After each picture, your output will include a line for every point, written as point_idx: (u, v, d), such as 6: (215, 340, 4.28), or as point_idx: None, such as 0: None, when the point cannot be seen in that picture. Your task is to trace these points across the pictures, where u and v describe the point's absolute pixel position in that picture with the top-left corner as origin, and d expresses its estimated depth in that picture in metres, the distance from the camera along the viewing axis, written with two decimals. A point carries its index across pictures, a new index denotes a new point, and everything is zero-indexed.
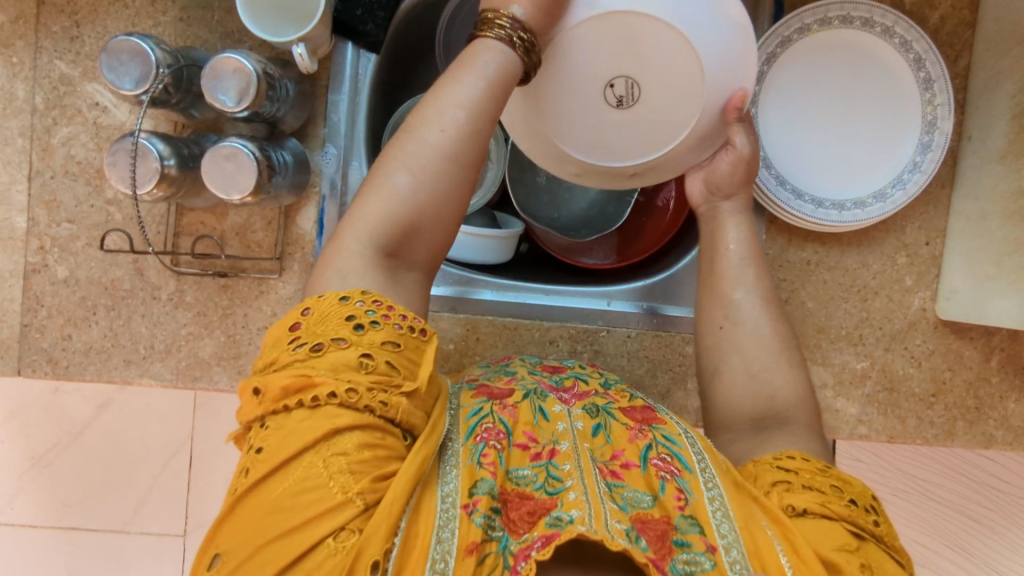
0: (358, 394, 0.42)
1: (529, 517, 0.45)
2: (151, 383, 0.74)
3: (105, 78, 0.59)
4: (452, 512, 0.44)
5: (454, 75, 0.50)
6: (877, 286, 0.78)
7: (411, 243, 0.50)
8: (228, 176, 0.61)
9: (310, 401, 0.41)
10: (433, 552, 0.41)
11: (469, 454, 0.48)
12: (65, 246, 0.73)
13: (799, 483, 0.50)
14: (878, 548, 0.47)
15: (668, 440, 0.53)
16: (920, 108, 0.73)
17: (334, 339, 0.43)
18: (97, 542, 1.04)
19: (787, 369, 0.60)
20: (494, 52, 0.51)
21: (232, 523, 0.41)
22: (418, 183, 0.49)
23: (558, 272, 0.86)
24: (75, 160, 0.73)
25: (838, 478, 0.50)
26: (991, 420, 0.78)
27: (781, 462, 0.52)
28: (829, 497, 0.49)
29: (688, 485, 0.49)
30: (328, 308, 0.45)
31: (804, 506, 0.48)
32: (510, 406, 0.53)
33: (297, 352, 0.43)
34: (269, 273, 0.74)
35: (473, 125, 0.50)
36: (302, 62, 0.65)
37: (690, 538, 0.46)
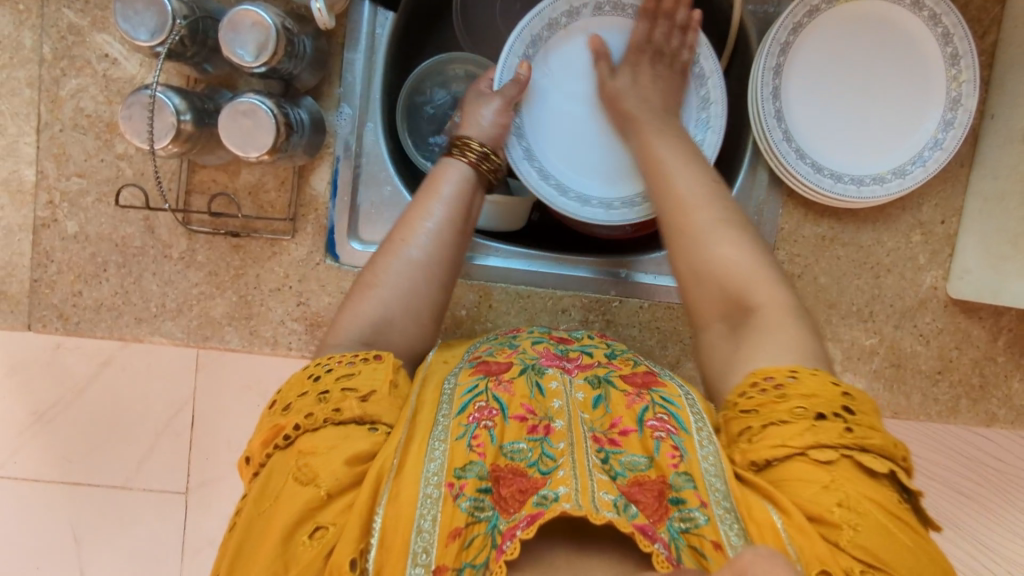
0: (313, 416, 0.48)
1: (519, 495, 0.44)
2: (162, 341, 0.74)
3: (121, 28, 0.58)
4: (436, 495, 0.45)
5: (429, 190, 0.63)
6: (890, 263, 0.78)
7: (384, 334, 0.57)
8: (246, 133, 0.60)
9: (282, 441, 0.48)
10: (415, 545, 0.42)
11: (459, 431, 0.49)
12: (74, 201, 0.72)
13: (760, 425, 0.48)
14: (851, 462, 0.46)
15: (666, 401, 0.53)
16: (945, 84, 0.73)
17: (298, 394, 0.50)
18: (101, 497, 1.05)
19: (765, 280, 0.56)
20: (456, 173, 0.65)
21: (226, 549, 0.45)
22: (400, 292, 0.58)
23: (571, 243, 0.86)
24: (85, 113, 0.71)
25: (799, 399, 0.47)
26: (994, 398, 0.79)
27: (743, 400, 0.50)
28: (791, 432, 0.47)
29: (683, 444, 0.49)
30: (297, 378, 0.52)
31: (771, 454, 0.47)
32: (505, 382, 0.53)
33: (271, 415, 0.51)
34: (282, 235, 0.73)
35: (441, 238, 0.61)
36: (320, 17, 0.63)
37: (684, 495, 0.46)
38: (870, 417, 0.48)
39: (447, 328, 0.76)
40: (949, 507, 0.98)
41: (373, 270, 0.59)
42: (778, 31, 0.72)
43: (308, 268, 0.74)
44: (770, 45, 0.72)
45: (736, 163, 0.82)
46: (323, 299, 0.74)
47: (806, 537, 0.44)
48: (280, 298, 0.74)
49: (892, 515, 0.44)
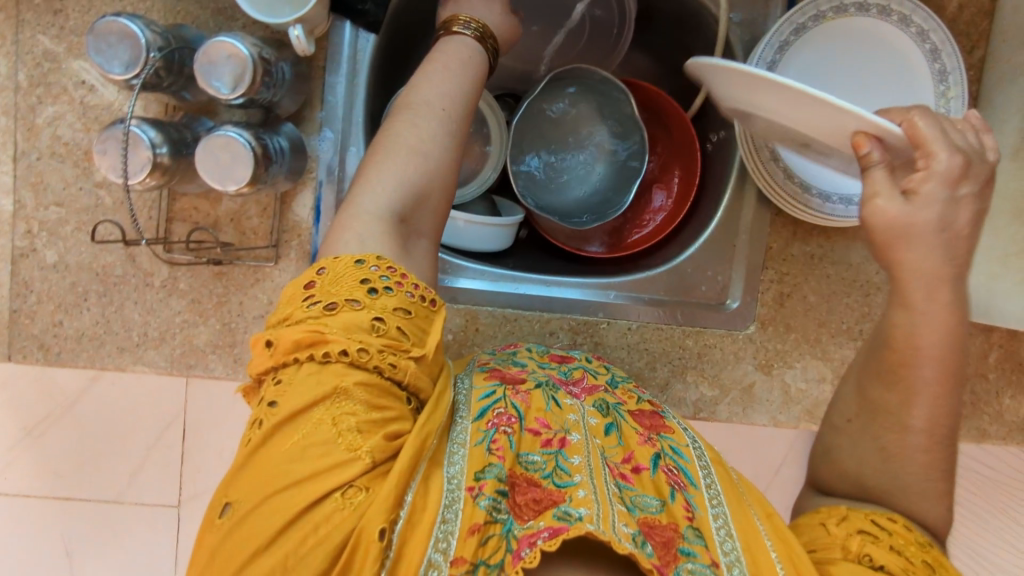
0: (368, 354, 0.42)
1: (535, 505, 0.44)
2: (145, 371, 0.73)
3: (93, 61, 0.56)
4: (457, 491, 0.44)
5: (436, 68, 0.55)
6: (880, 281, 0.77)
7: (418, 210, 0.51)
8: (223, 166, 0.59)
9: (322, 355, 0.42)
10: (437, 530, 0.42)
11: (479, 436, 0.47)
12: (53, 230, 0.71)
13: (887, 543, 0.47)
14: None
15: (675, 452, 0.53)
16: (934, 101, 0.71)
17: (348, 299, 0.43)
18: (91, 515, 1.05)
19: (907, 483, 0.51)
20: (464, 47, 0.58)
21: (244, 469, 0.41)
22: (429, 158, 0.51)
23: (558, 261, 0.85)
24: (62, 141, 0.70)
25: (934, 560, 0.47)
26: (985, 414, 0.79)
27: (877, 517, 0.49)
28: (914, 567, 0.46)
29: (694, 500, 0.49)
30: (342, 270, 0.45)
31: (884, 563, 0.46)
32: (522, 392, 0.52)
33: (311, 309, 0.44)
34: (265, 261, 0.72)
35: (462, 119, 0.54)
36: (299, 45, 0.63)
37: (696, 548, 0.46)
38: None
39: None
40: None
41: (393, 142, 0.51)
42: (764, 49, 0.72)
43: None
44: (756, 62, 0.72)
45: (721, 181, 0.81)
46: None
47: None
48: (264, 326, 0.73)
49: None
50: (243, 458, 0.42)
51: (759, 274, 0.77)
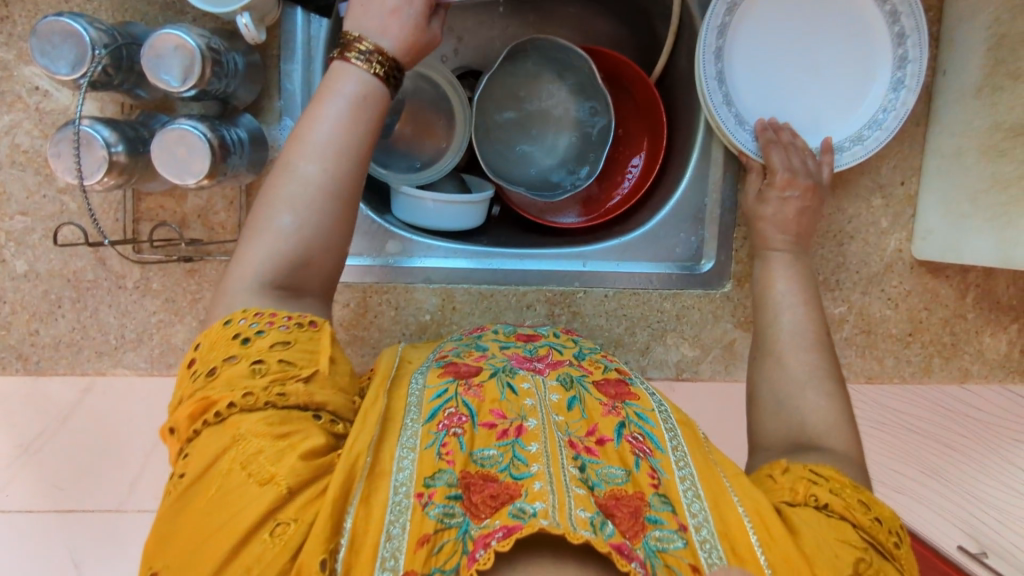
0: (254, 397, 0.44)
1: (491, 501, 0.43)
2: (126, 373, 0.73)
3: (38, 63, 0.56)
4: (405, 503, 0.44)
5: (318, 108, 0.53)
6: (853, 229, 0.77)
7: (301, 273, 0.51)
8: (180, 160, 0.59)
9: (214, 416, 0.44)
10: (383, 551, 0.41)
11: (428, 440, 0.48)
12: (21, 240, 0.71)
13: (827, 487, 0.50)
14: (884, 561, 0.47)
15: (640, 418, 0.53)
16: (891, 42, 0.70)
17: (225, 359, 0.46)
18: None
19: (818, 399, 0.57)
20: (351, 75, 0.53)
21: (168, 540, 0.42)
22: (301, 220, 0.51)
23: (532, 234, 0.85)
24: (21, 149, 0.70)
25: (869, 497, 0.50)
26: (966, 354, 0.79)
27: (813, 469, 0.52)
28: (854, 507, 0.49)
29: (660, 464, 0.50)
30: (217, 336, 0.48)
31: (827, 501, 0.49)
32: (474, 387, 0.53)
33: (195, 382, 0.46)
34: (236, 255, 0.72)
35: (342, 155, 0.52)
36: (248, 33, 0.62)
37: (663, 515, 0.45)
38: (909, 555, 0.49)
39: (412, 334, 0.75)
40: None
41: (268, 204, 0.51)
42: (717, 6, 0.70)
43: None
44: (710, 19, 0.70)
45: (688, 141, 0.81)
46: None
47: (786, 567, 0.44)
48: None
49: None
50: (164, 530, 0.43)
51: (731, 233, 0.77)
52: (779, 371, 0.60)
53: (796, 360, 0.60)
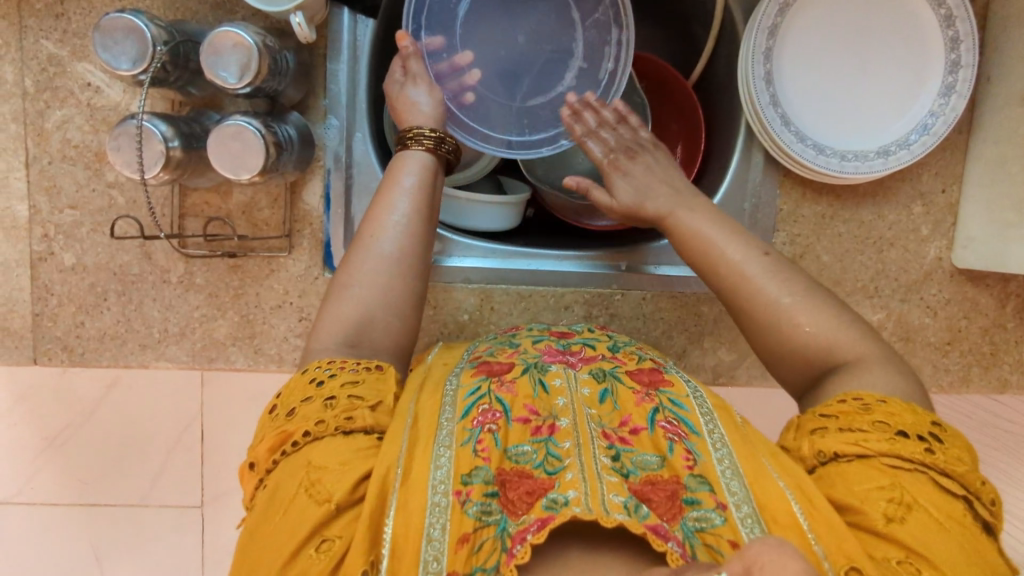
0: (324, 424, 0.47)
1: (527, 498, 0.44)
2: (168, 366, 0.74)
3: (101, 59, 0.57)
4: (444, 503, 0.44)
5: (394, 187, 0.61)
6: (892, 237, 0.77)
7: (367, 333, 0.55)
8: (234, 155, 0.60)
9: (290, 445, 0.47)
10: (426, 554, 0.42)
11: (464, 436, 0.49)
12: (70, 233, 0.72)
13: (836, 427, 0.49)
14: (923, 477, 0.45)
15: (674, 403, 0.53)
16: (944, 48, 0.71)
17: (303, 399, 0.49)
18: (118, 517, 1.06)
19: (848, 337, 0.54)
20: (417, 159, 0.64)
21: (240, 554, 0.44)
22: (371, 287, 0.57)
23: (568, 236, 0.85)
24: (72, 144, 0.71)
25: (885, 414, 0.48)
26: (1005, 364, 0.79)
27: (823, 408, 0.50)
28: (867, 435, 0.47)
29: (696, 447, 0.50)
30: (295, 386, 0.51)
31: (836, 450, 0.48)
32: (507, 383, 0.54)
33: (275, 420, 0.49)
34: (279, 251, 0.73)
35: (415, 232, 0.60)
36: (301, 32, 0.63)
37: (699, 495, 0.47)
38: (958, 448, 0.47)
39: (451, 333, 0.76)
40: None
41: (349, 265, 0.58)
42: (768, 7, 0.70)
43: (307, 283, 0.74)
44: (760, 19, 0.70)
45: (728, 144, 0.81)
46: None
47: (837, 533, 0.44)
48: (281, 315, 0.74)
49: (954, 526, 0.44)
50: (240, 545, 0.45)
51: (770, 238, 0.77)
52: (802, 340, 0.55)
53: (794, 298, 0.56)
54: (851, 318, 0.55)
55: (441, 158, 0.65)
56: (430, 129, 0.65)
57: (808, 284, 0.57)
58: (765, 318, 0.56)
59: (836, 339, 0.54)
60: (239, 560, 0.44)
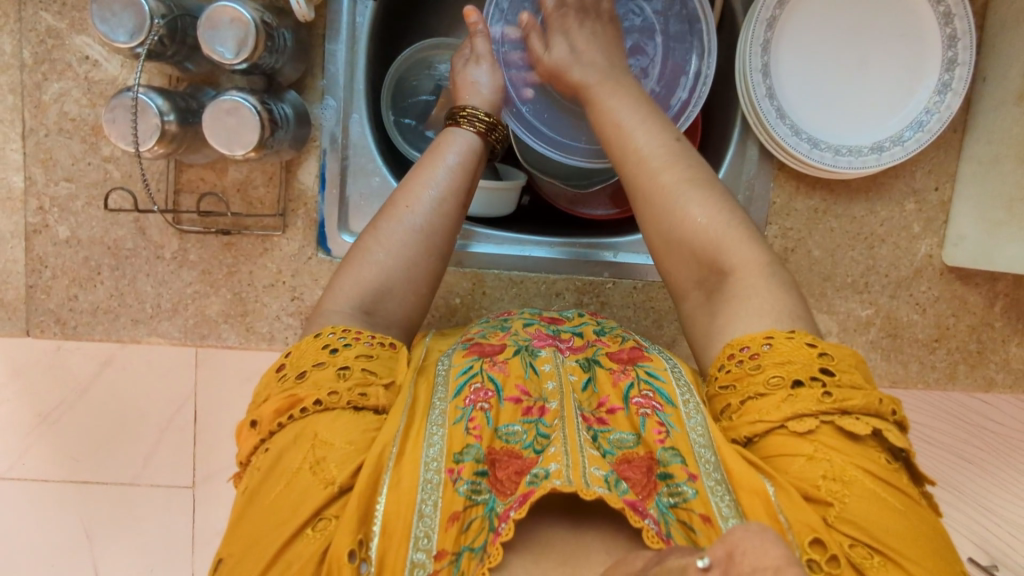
0: (337, 395, 0.48)
1: (515, 477, 0.45)
2: (159, 342, 0.74)
3: (98, 30, 0.57)
4: (435, 480, 0.45)
5: (430, 162, 0.63)
6: (884, 233, 0.77)
7: (383, 301, 0.57)
8: (230, 131, 0.60)
9: (298, 412, 0.48)
10: (417, 531, 0.43)
11: (456, 414, 0.49)
12: (64, 206, 0.72)
13: (741, 397, 0.50)
14: (832, 430, 0.46)
15: (651, 375, 0.54)
16: (941, 46, 0.71)
17: (315, 364, 0.50)
18: (109, 494, 1.07)
19: (740, 242, 0.56)
20: (460, 137, 0.65)
21: (236, 527, 0.45)
22: (392, 256, 0.58)
23: (563, 224, 0.86)
24: (69, 117, 0.71)
25: (776, 368, 0.48)
26: (992, 363, 0.79)
27: (724, 369, 0.52)
28: (772, 400, 0.48)
29: (670, 418, 0.50)
30: (307, 350, 0.52)
31: (750, 433, 0.49)
32: (499, 363, 0.54)
33: (284, 383, 0.50)
34: (273, 230, 0.73)
35: (443, 209, 0.61)
36: (299, 10, 0.63)
37: (672, 469, 0.47)
38: (851, 376, 0.48)
39: (442, 316, 0.76)
40: (950, 473, 0.99)
41: (375, 233, 0.59)
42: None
43: (301, 263, 0.74)
44: (760, 11, 0.71)
45: (724, 136, 0.81)
46: (317, 293, 0.74)
47: (807, 528, 0.43)
48: (274, 294, 0.74)
49: (882, 481, 0.44)
50: (235, 517, 0.46)
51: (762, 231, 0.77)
52: (690, 229, 0.57)
53: (700, 210, 0.57)
54: (743, 223, 0.57)
55: (488, 144, 0.67)
56: (485, 114, 0.67)
57: (709, 180, 0.60)
58: (661, 203, 0.59)
59: (723, 238, 0.56)
60: (236, 521, 0.45)
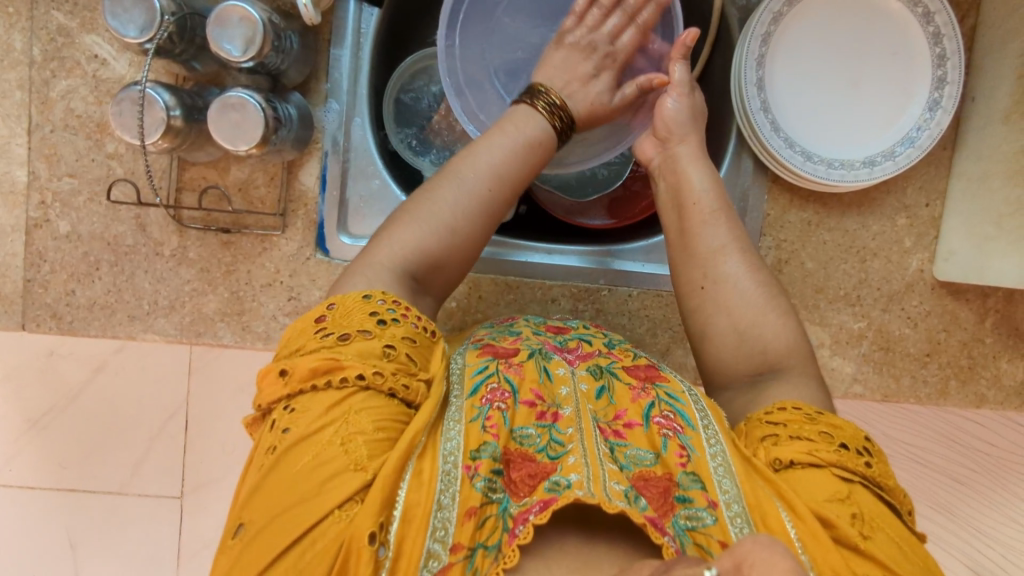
0: (383, 378, 0.47)
1: (530, 479, 0.46)
2: (155, 339, 0.74)
3: (109, 25, 0.59)
4: (454, 474, 0.46)
5: (495, 137, 0.62)
6: (875, 247, 0.78)
7: (432, 271, 0.58)
8: (234, 127, 0.61)
9: (339, 381, 0.46)
10: (434, 519, 0.43)
11: (473, 413, 0.49)
12: (66, 201, 0.73)
13: (786, 434, 0.51)
14: (867, 490, 0.48)
15: (670, 397, 0.54)
16: (932, 64, 0.73)
17: (360, 331, 0.49)
18: (96, 501, 1.06)
19: (777, 320, 0.59)
20: (536, 122, 0.64)
21: (254, 493, 0.44)
22: (453, 224, 0.58)
23: (557, 233, 0.87)
24: (75, 114, 0.72)
25: (827, 425, 0.51)
26: (983, 379, 0.80)
27: (769, 416, 0.53)
28: (817, 445, 0.49)
29: (691, 442, 0.51)
30: (352, 305, 0.51)
31: (792, 457, 0.49)
32: (515, 365, 0.54)
33: (323, 340, 0.48)
34: (272, 230, 0.74)
35: (506, 179, 0.61)
36: (307, 13, 0.64)
37: (691, 494, 0.48)
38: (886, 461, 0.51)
39: (438, 320, 0.77)
40: (941, 492, 1.01)
41: (429, 201, 0.58)
42: (764, 12, 0.72)
43: (299, 263, 0.74)
44: (756, 24, 0.73)
45: (720, 148, 0.82)
46: (315, 293, 0.75)
47: (818, 547, 0.45)
48: (271, 294, 0.74)
49: (900, 536, 0.47)
50: (252, 480, 0.45)
51: (756, 241, 0.78)
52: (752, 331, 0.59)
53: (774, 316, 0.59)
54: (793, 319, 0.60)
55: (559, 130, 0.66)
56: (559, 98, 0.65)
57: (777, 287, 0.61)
58: (697, 252, 0.63)
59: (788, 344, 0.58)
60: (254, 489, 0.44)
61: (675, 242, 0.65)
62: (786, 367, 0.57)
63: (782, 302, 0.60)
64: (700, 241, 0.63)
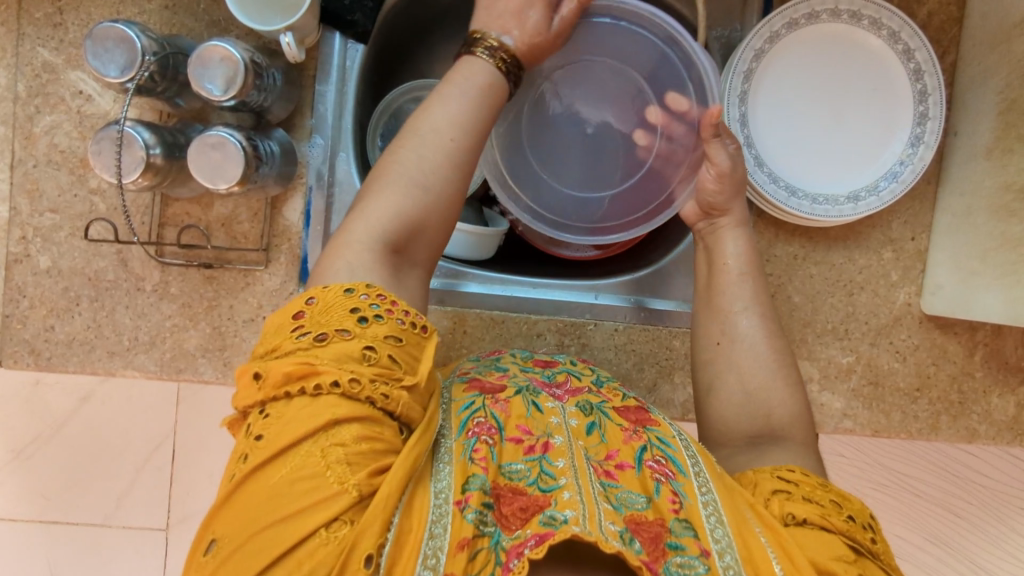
0: (360, 385, 0.42)
1: (522, 513, 0.46)
2: (135, 375, 0.73)
3: (91, 65, 0.59)
4: (445, 508, 0.44)
5: (446, 89, 0.56)
6: (862, 280, 0.78)
7: (416, 240, 0.52)
8: (215, 165, 0.61)
9: (312, 389, 0.41)
10: (425, 548, 0.42)
11: (462, 450, 0.48)
12: (47, 236, 0.72)
13: (798, 493, 0.50)
14: (870, 562, 0.48)
15: (662, 442, 0.53)
16: (914, 100, 0.73)
17: (339, 330, 0.43)
18: (79, 535, 1.03)
19: (784, 388, 0.60)
20: (483, 66, 0.57)
21: (227, 507, 0.40)
22: (427, 182, 0.52)
23: (539, 265, 0.87)
24: (58, 149, 0.72)
25: (838, 494, 0.51)
26: (975, 414, 0.78)
27: (782, 472, 0.53)
28: (828, 510, 0.49)
29: (682, 488, 0.49)
30: (333, 300, 0.45)
31: (804, 516, 0.48)
32: (502, 401, 0.53)
33: (300, 340, 0.43)
34: (255, 265, 0.73)
35: (479, 133, 0.55)
36: (289, 51, 0.65)
37: (684, 541, 0.46)
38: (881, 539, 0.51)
39: None
40: (936, 525, 1.01)
41: (394, 167, 0.52)
42: (748, 48, 0.73)
43: (282, 298, 0.73)
44: (741, 58, 0.73)
45: None
46: None
47: None
48: (253, 329, 0.73)
49: None
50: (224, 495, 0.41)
51: None
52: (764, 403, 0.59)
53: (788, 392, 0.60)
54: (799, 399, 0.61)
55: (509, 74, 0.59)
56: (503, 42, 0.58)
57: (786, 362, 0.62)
58: (718, 307, 0.64)
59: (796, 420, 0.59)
60: (223, 502, 0.40)
61: (701, 294, 0.66)
62: (787, 437, 0.58)
63: (792, 372, 0.61)
64: (723, 298, 0.64)
